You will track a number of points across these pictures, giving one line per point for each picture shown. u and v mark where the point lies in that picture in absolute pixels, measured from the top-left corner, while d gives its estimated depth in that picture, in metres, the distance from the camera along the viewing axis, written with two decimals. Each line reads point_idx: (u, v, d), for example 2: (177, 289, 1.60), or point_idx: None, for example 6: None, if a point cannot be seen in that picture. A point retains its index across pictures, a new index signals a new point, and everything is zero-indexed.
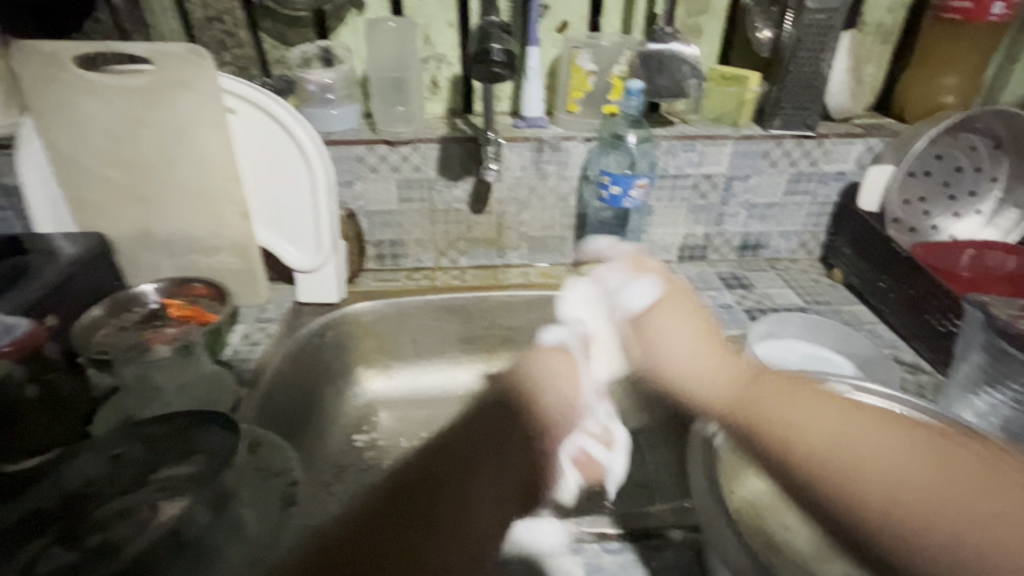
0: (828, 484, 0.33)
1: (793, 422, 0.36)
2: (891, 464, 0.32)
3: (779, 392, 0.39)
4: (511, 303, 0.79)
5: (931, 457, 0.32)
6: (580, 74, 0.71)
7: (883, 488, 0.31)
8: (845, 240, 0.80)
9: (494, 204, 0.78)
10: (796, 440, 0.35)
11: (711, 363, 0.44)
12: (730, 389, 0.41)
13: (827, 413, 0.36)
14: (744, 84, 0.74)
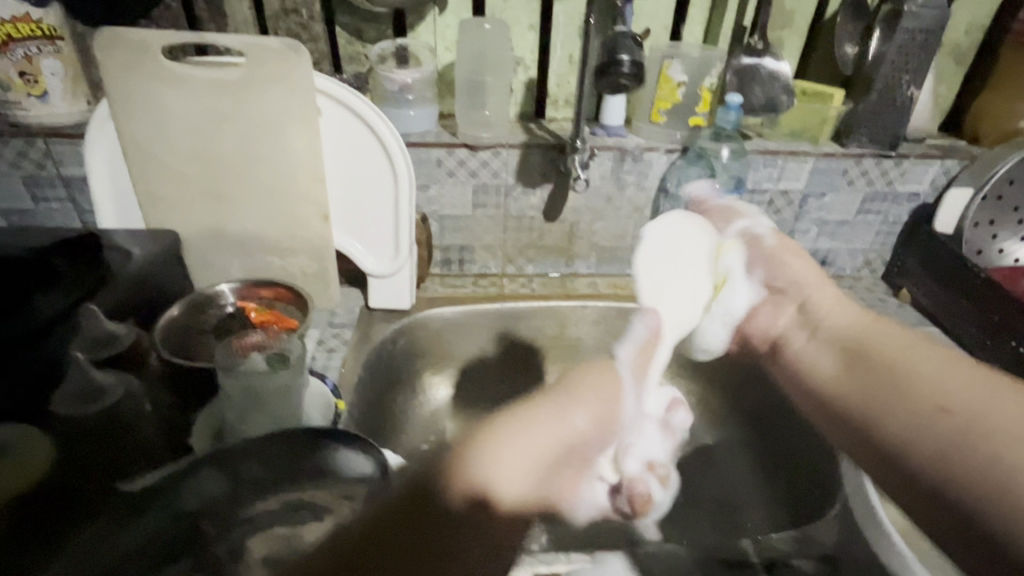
0: (918, 416, 0.44)
1: (911, 372, 0.47)
2: (942, 430, 0.42)
3: (910, 346, 0.49)
4: (581, 314, 0.78)
5: (969, 381, 0.43)
6: (670, 85, 0.70)
7: (929, 412, 0.43)
8: (913, 261, 0.80)
9: (569, 213, 0.77)
10: (921, 388, 0.45)
11: (842, 317, 0.57)
12: (833, 387, 0.53)
13: (951, 366, 0.45)
14: (827, 101, 0.73)
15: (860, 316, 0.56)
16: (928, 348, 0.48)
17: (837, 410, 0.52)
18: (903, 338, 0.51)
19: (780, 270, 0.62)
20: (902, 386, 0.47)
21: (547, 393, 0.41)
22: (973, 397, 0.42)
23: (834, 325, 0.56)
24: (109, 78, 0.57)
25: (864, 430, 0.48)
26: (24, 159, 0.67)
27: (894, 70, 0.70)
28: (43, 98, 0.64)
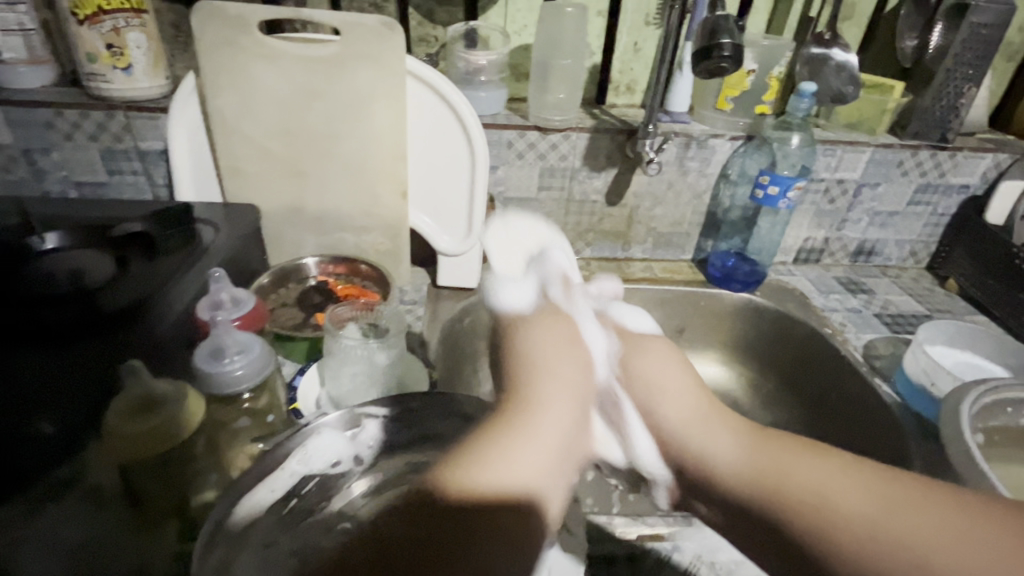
0: (801, 521, 0.36)
1: (819, 492, 0.36)
2: (837, 485, 0.36)
3: (792, 460, 0.40)
4: (639, 297, 0.79)
5: (825, 474, 0.37)
6: (740, 72, 0.71)
7: (850, 509, 0.34)
8: (961, 251, 0.82)
9: (630, 197, 0.78)
10: (793, 494, 0.37)
11: (733, 446, 0.44)
12: (747, 466, 0.41)
13: (850, 474, 0.37)
14: (888, 93, 0.75)
15: (745, 435, 0.44)
16: (823, 461, 0.38)
17: (740, 516, 0.41)
18: (803, 447, 0.41)
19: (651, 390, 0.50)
20: (786, 508, 0.38)
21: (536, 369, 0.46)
22: (839, 485, 0.36)
23: (727, 467, 0.42)
24: (203, 51, 0.58)
25: (779, 532, 0.38)
26: (103, 132, 0.68)
27: (957, 63, 0.72)
28: (127, 71, 0.65)
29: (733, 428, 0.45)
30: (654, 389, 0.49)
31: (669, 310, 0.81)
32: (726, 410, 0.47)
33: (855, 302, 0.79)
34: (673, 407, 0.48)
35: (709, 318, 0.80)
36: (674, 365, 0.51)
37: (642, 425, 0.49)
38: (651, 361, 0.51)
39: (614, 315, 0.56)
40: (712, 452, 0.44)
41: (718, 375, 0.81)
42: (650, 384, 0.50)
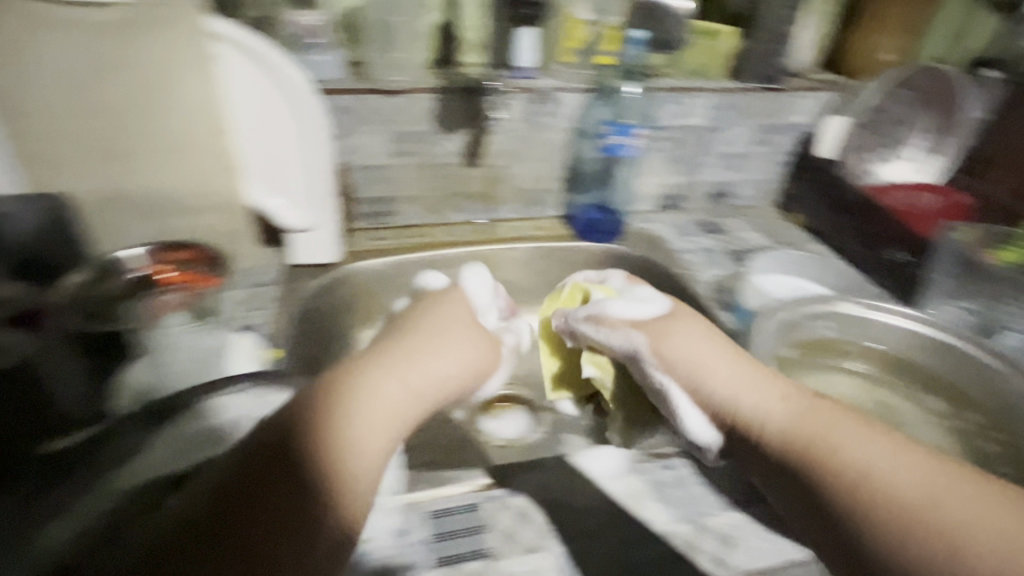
0: (847, 490, 0.35)
1: (878, 467, 0.35)
2: (895, 466, 0.35)
3: (840, 421, 0.38)
4: (509, 256, 0.80)
5: (887, 449, 0.36)
6: (571, 22, 0.73)
7: (910, 497, 0.33)
8: (803, 185, 0.88)
9: (488, 157, 0.77)
10: (847, 470, 0.36)
11: (785, 413, 0.40)
12: (796, 424, 0.39)
13: (897, 448, 0.36)
14: (717, 38, 0.79)
15: (797, 394, 0.42)
16: (880, 442, 0.37)
17: (773, 472, 0.40)
18: (854, 424, 0.38)
19: (700, 368, 0.43)
20: (823, 472, 0.36)
21: (406, 332, 0.43)
22: (889, 469, 0.35)
23: (772, 425, 0.40)
24: None
25: (815, 494, 0.37)
26: None
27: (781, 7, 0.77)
28: None
29: (782, 390, 0.42)
30: (700, 365, 0.43)
31: (542, 266, 0.82)
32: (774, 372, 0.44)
33: (708, 242, 0.83)
34: (720, 379, 0.43)
35: (578, 272, 0.82)
36: (718, 343, 0.45)
37: (691, 402, 0.44)
38: (684, 338, 0.45)
39: (614, 309, 0.49)
40: (759, 410, 0.41)
41: None
42: (694, 366, 0.44)
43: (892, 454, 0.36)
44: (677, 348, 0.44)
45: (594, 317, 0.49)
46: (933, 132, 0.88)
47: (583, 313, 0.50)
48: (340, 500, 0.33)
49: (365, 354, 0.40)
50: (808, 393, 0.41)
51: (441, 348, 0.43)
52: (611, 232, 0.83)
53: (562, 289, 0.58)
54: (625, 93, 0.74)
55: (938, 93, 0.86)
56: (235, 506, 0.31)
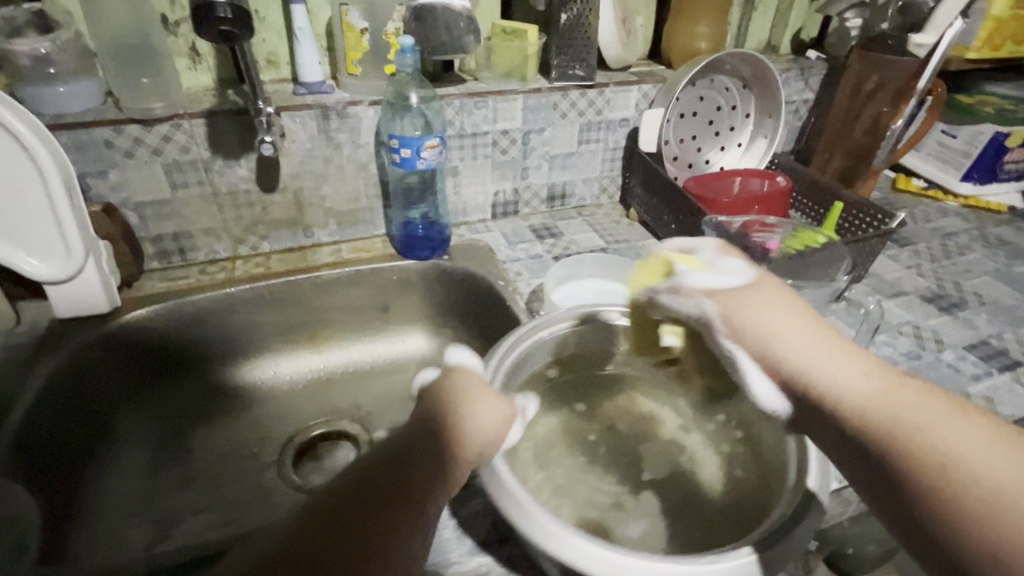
0: (915, 476, 0.30)
1: (957, 448, 0.30)
2: (986, 449, 0.30)
3: (929, 396, 0.33)
4: (326, 283, 0.75)
5: (974, 430, 0.31)
6: (353, 33, 0.68)
7: (996, 484, 0.28)
8: (636, 180, 0.87)
9: (287, 180, 0.72)
10: (942, 459, 0.30)
11: (868, 386, 0.35)
12: (871, 402, 0.34)
13: (989, 431, 0.31)
14: (524, 38, 0.76)
15: (884, 370, 0.36)
16: (977, 425, 0.31)
17: (838, 449, 0.36)
18: (950, 406, 0.32)
19: (777, 341, 0.39)
20: (898, 451, 0.32)
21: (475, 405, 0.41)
22: (989, 457, 0.29)
23: (849, 398, 0.35)
24: None
25: (889, 479, 0.32)
26: None
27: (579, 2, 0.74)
28: None
29: (865, 361, 0.37)
30: (771, 335, 0.39)
31: (367, 290, 0.78)
32: (861, 348, 0.38)
33: (540, 248, 0.81)
34: (793, 352, 0.38)
35: (405, 290, 0.78)
36: (795, 311, 0.40)
37: (759, 368, 0.40)
38: (764, 309, 0.41)
39: (691, 279, 0.45)
40: (832, 382, 0.36)
41: (428, 346, 0.81)
42: (772, 335, 0.39)
43: (992, 439, 0.30)
44: (756, 319, 0.40)
45: (672, 287, 0.46)
46: (758, 117, 0.89)
47: (662, 285, 0.47)
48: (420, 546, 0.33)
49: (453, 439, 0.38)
50: (900, 373, 0.35)
51: (489, 398, 0.42)
52: (438, 245, 0.78)
53: (646, 255, 0.50)
54: (413, 104, 0.71)
55: (759, 78, 0.86)
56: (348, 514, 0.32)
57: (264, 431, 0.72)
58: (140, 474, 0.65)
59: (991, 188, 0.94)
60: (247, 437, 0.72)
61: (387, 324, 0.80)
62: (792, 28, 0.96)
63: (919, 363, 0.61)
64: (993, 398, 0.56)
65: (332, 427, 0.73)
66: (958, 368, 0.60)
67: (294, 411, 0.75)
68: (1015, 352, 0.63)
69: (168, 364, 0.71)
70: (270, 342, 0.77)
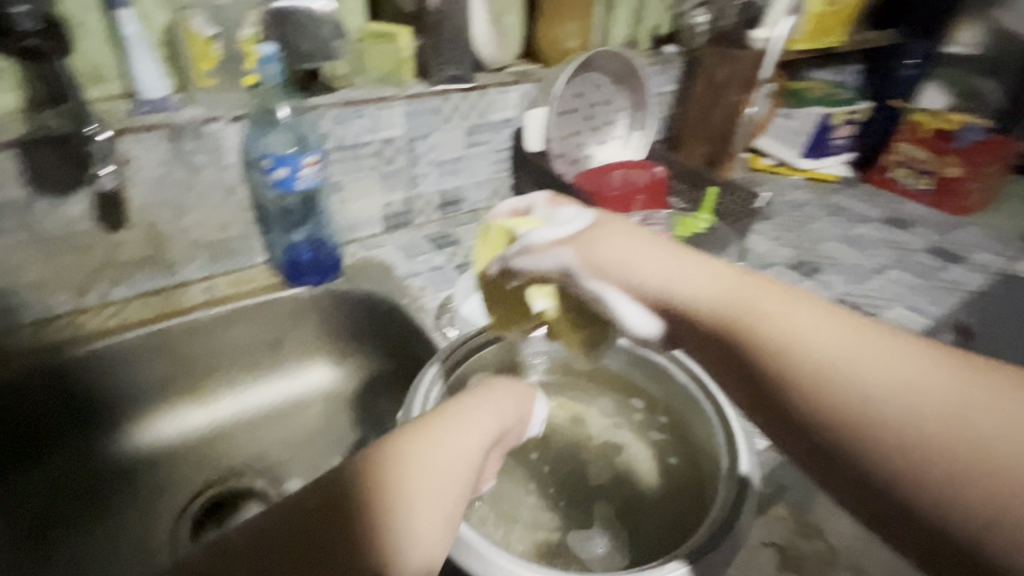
0: (772, 369, 0.31)
1: (796, 332, 0.31)
2: (834, 340, 0.30)
3: (775, 297, 0.33)
4: (201, 326, 0.66)
5: (823, 326, 0.31)
6: (198, 41, 0.60)
7: (829, 360, 0.29)
8: (526, 180, 0.87)
9: (137, 214, 0.62)
10: (794, 352, 0.31)
11: (713, 291, 0.35)
12: (719, 304, 0.34)
13: (837, 325, 0.31)
14: (395, 41, 0.72)
15: (724, 269, 0.36)
16: (811, 308, 0.32)
17: (704, 356, 0.36)
18: (786, 294, 0.34)
19: (624, 272, 0.38)
20: (749, 349, 0.32)
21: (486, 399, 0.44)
22: (825, 337, 0.30)
23: (701, 304, 0.35)
24: None
25: (751, 375, 0.33)
26: None
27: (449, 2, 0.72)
28: None
29: (710, 268, 0.36)
30: (623, 261, 0.38)
31: (251, 327, 0.69)
32: (703, 252, 0.38)
33: (440, 258, 0.78)
34: (648, 271, 0.37)
35: (298, 321, 0.72)
36: (642, 235, 0.39)
37: (625, 296, 0.38)
38: (611, 239, 0.39)
39: (537, 237, 0.42)
40: (686, 292, 0.36)
41: (331, 378, 0.74)
42: (621, 263, 0.38)
43: (832, 329, 0.31)
44: (602, 253, 0.39)
45: (521, 249, 0.42)
46: (630, 111, 0.94)
47: (509, 249, 0.43)
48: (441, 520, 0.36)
49: (437, 429, 0.39)
50: (741, 270, 0.36)
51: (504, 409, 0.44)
52: (328, 268, 0.72)
53: (484, 230, 0.49)
54: (281, 119, 0.64)
55: (627, 73, 0.90)
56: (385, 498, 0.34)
57: (146, 506, 0.62)
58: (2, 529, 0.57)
59: (825, 161, 1.08)
60: (132, 517, 0.61)
61: (281, 361, 0.73)
62: (649, 24, 1.02)
63: None
64: None
65: (233, 486, 0.65)
66: None
67: (181, 475, 0.66)
68: (865, 306, 0.72)
69: (17, 450, 0.60)
70: (141, 401, 0.66)
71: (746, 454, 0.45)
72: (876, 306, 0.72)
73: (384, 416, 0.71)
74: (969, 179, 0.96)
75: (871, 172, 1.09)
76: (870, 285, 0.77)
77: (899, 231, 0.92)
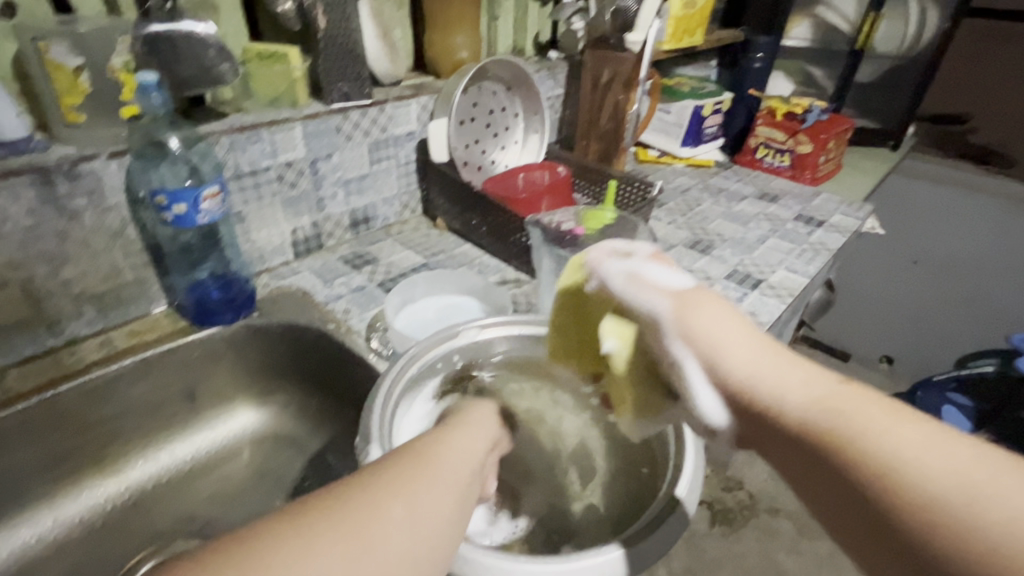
0: (869, 483, 0.29)
1: (905, 455, 0.28)
2: (951, 465, 0.28)
3: (878, 406, 0.31)
4: (101, 386, 0.59)
5: (935, 444, 0.29)
6: (63, 73, 0.54)
7: (948, 497, 0.27)
8: (435, 192, 0.88)
9: (6, 272, 0.55)
10: (893, 467, 0.28)
11: (807, 393, 0.33)
12: (812, 409, 0.32)
13: (960, 449, 0.28)
14: (285, 62, 0.69)
15: (822, 373, 0.34)
16: (926, 425, 0.30)
17: (787, 455, 0.33)
18: (891, 406, 0.31)
19: (718, 347, 0.36)
20: (849, 467, 0.30)
21: (449, 429, 0.42)
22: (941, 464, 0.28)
23: (792, 412, 0.33)
24: None
25: (846, 493, 0.30)
26: None
27: (339, 19, 0.70)
28: None
29: (805, 369, 0.35)
30: (713, 343, 0.36)
31: (159, 379, 0.63)
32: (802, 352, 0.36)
33: (360, 278, 0.76)
34: (737, 363, 0.35)
35: (213, 363, 0.67)
36: (733, 319, 0.38)
37: (706, 378, 0.37)
38: (708, 315, 0.38)
39: (648, 272, 0.41)
40: (775, 390, 0.34)
41: (257, 419, 0.70)
42: (711, 343, 0.36)
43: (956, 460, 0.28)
44: (696, 325, 0.37)
45: (629, 276, 0.41)
46: (525, 116, 0.97)
47: (616, 273, 0.42)
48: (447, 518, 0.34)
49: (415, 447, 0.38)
50: (838, 375, 0.34)
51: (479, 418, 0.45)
52: (241, 303, 0.68)
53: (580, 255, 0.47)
54: (173, 150, 0.61)
55: (519, 80, 0.93)
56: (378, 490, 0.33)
57: None
58: None
59: (701, 148, 1.19)
60: None
61: (197, 410, 0.67)
62: (531, 32, 1.07)
63: None
64: (755, 311, 0.73)
65: (166, 553, 0.59)
66: (726, 295, 0.76)
67: (97, 559, 0.58)
68: (754, 272, 0.82)
69: None
70: (36, 483, 0.58)
71: (685, 479, 0.45)
72: (763, 271, 0.82)
73: (323, 449, 0.68)
74: (818, 153, 1.11)
75: (741, 154, 1.22)
76: (756, 254, 0.87)
77: (770, 204, 1.05)
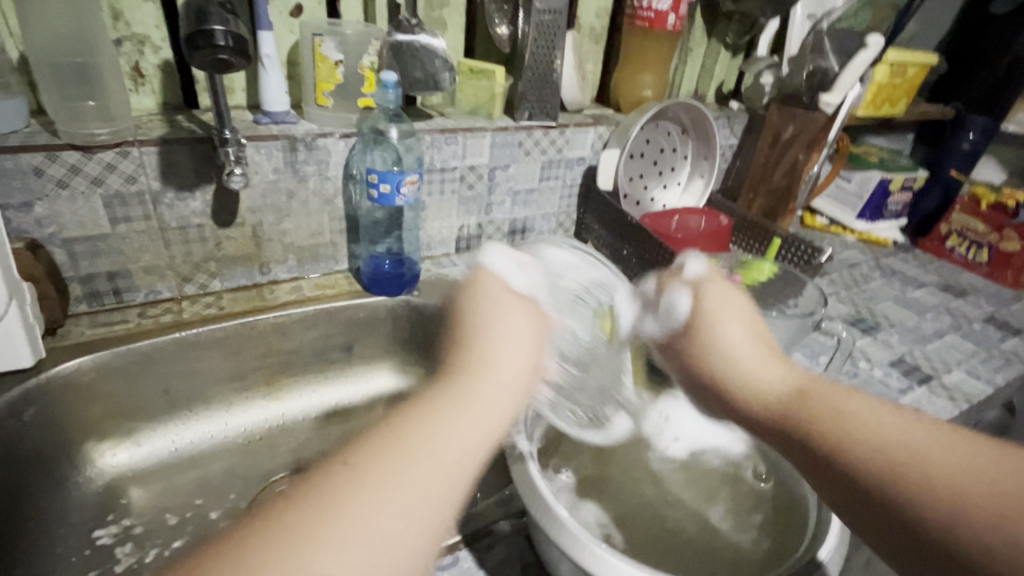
0: (824, 431, 0.38)
1: (873, 428, 0.36)
2: (883, 419, 0.36)
3: (816, 380, 0.42)
4: (286, 325, 0.70)
5: (877, 408, 0.37)
6: (327, 64, 0.66)
7: (894, 455, 0.34)
8: (592, 217, 0.91)
9: (246, 214, 0.67)
10: (824, 418, 0.38)
11: (778, 380, 0.44)
12: (796, 394, 0.41)
13: (901, 416, 0.36)
14: (491, 79, 0.77)
15: (797, 373, 0.44)
16: (879, 404, 0.38)
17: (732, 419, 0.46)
18: (797, 369, 0.45)
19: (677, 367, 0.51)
20: (784, 423, 0.40)
21: (469, 374, 0.36)
22: (891, 428, 0.35)
23: (753, 389, 0.45)
24: None
25: (807, 455, 0.38)
26: None
27: (545, 47, 0.77)
28: None
29: (775, 363, 0.46)
30: (725, 333, 0.49)
31: (327, 331, 0.73)
32: (789, 359, 0.47)
33: None
34: (730, 346, 0.48)
35: (371, 328, 0.75)
36: (739, 303, 0.53)
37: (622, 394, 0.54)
38: (724, 318, 0.50)
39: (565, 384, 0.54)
40: (773, 379, 0.44)
41: (394, 386, 0.77)
42: (719, 318, 0.51)
43: (894, 420, 0.36)
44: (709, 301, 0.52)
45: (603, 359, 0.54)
46: (694, 160, 0.98)
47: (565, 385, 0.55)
48: (484, 424, 0.34)
49: (459, 361, 0.38)
50: (807, 373, 0.44)
51: (515, 297, 0.43)
52: (408, 280, 0.76)
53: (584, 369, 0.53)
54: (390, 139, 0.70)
55: (697, 124, 0.94)
56: (402, 426, 0.32)
57: (215, 491, 0.65)
58: (94, 488, 0.62)
59: (879, 225, 1.10)
60: (198, 501, 0.63)
61: (350, 363, 0.76)
62: (715, 81, 1.07)
63: (858, 381, 0.69)
64: (920, 408, 0.65)
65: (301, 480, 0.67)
66: (887, 383, 0.69)
67: (252, 467, 0.68)
68: (925, 367, 0.73)
69: (121, 406, 0.64)
70: (222, 390, 0.70)
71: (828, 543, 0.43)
72: (935, 368, 0.73)
73: None
74: None
75: (926, 239, 1.11)
76: (929, 348, 0.78)
77: (955, 298, 0.93)
